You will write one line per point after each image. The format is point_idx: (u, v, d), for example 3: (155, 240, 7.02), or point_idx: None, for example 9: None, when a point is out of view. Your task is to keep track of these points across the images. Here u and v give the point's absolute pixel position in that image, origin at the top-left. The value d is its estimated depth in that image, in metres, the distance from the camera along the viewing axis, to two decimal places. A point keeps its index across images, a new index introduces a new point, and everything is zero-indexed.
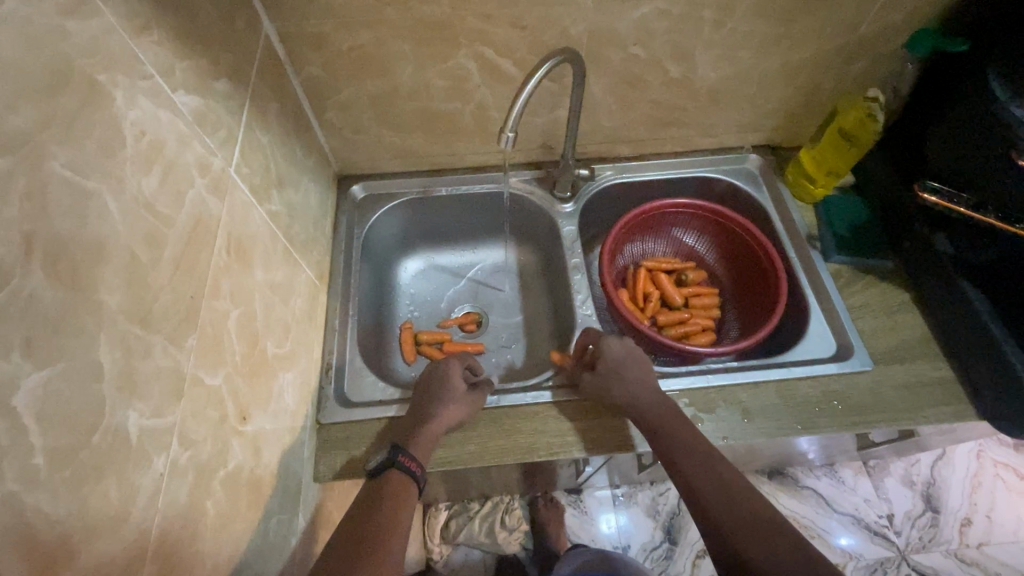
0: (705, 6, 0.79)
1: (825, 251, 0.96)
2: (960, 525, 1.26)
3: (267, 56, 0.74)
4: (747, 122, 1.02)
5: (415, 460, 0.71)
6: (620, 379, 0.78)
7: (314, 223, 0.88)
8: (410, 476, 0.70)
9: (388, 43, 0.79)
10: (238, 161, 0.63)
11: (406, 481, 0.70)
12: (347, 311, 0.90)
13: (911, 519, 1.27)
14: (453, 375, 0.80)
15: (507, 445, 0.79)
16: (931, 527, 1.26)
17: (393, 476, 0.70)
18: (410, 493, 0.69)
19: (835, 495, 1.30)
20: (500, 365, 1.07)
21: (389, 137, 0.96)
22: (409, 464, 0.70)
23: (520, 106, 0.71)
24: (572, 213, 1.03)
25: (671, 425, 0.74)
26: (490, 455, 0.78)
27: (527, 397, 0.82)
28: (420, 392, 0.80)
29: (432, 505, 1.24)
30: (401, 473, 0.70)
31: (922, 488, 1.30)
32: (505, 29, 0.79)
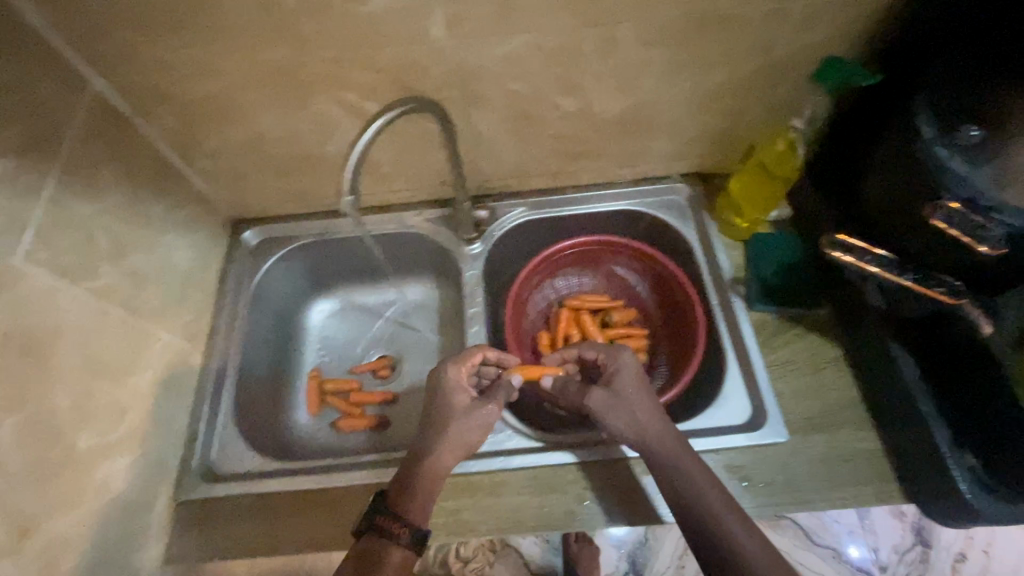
0: (580, 38, 0.69)
1: (748, 298, 0.86)
2: (953, 560, 1.02)
3: (95, 114, 0.69)
4: (667, 152, 0.92)
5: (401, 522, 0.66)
6: (624, 415, 0.71)
7: (183, 280, 0.83)
8: (398, 539, 0.65)
9: (236, 92, 0.73)
10: (31, 245, 0.58)
11: (394, 544, 0.64)
12: (226, 370, 0.86)
13: (898, 554, 1.02)
14: (456, 391, 0.74)
15: (473, 521, 0.73)
16: (921, 563, 1.01)
17: (377, 541, 0.65)
18: (402, 556, 0.65)
19: (818, 527, 1.01)
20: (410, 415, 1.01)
21: (273, 182, 0.90)
22: (394, 528, 0.65)
23: (354, 163, 0.65)
24: (478, 255, 0.95)
25: (655, 461, 0.68)
26: (460, 528, 0.73)
27: (498, 461, 0.76)
28: (428, 411, 0.75)
29: None
30: (388, 536, 0.65)
31: (913, 520, 1.04)
32: (358, 72, 0.71)
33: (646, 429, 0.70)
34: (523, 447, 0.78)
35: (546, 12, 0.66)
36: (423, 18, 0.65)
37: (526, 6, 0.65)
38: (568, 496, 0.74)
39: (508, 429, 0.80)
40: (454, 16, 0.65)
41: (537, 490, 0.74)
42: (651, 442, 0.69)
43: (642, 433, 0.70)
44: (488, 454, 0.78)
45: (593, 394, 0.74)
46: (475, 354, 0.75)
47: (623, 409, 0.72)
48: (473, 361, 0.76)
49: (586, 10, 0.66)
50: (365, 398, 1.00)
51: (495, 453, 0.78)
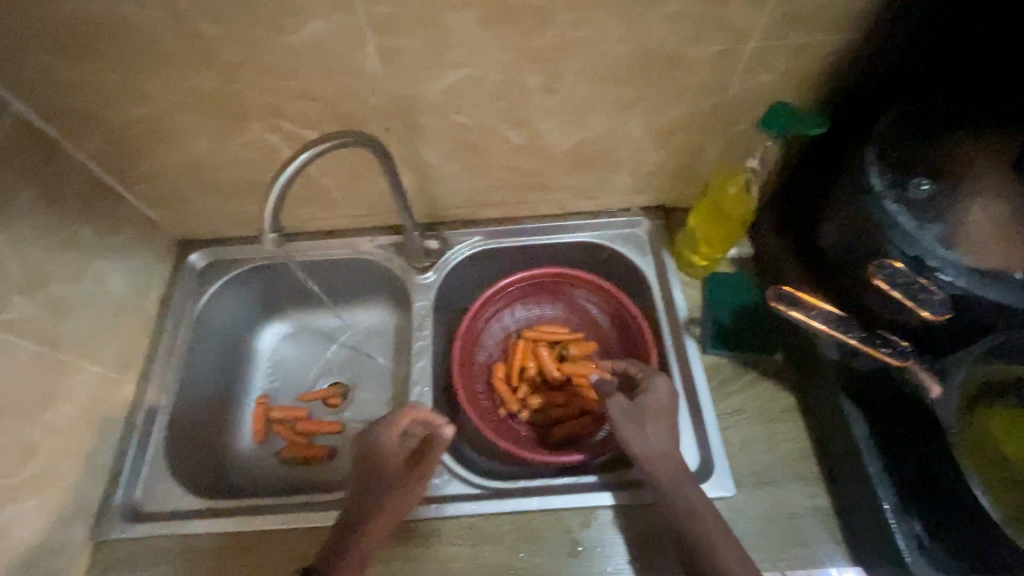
0: (523, 72, 0.67)
1: (702, 340, 0.83)
2: None
3: (16, 137, 0.66)
4: (626, 185, 0.89)
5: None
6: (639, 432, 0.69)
7: (116, 306, 0.80)
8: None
9: (167, 118, 0.70)
10: None
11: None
12: (160, 400, 0.82)
13: None
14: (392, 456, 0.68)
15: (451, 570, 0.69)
16: None
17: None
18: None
19: None
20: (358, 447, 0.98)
21: (218, 205, 0.88)
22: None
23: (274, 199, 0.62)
24: (430, 285, 0.92)
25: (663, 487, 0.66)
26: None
27: (469, 505, 0.73)
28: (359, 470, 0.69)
29: None
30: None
31: None
32: (293, 100, 0.68)
33: (656, 450, 0.68)
34: (460, 494, 0.75)
35: (484, 46, 0.63)
36: (356, 49, 0.63)
37: (462, 40, 0.63)
38: (503, 548, 0.70)
39: (448, 473, 0.77)
40: (387, 49, 0.63)
41: (471, 539, 0.71)
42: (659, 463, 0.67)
43: (650, 454, 0.68)
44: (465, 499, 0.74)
45: (613, 404, 0.71)
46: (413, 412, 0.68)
47: (636, 426, 0.69)
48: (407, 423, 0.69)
49: (526, 45, 0.64)
50: (312, 428, 0.97)
51: (434, 497, 0.75)
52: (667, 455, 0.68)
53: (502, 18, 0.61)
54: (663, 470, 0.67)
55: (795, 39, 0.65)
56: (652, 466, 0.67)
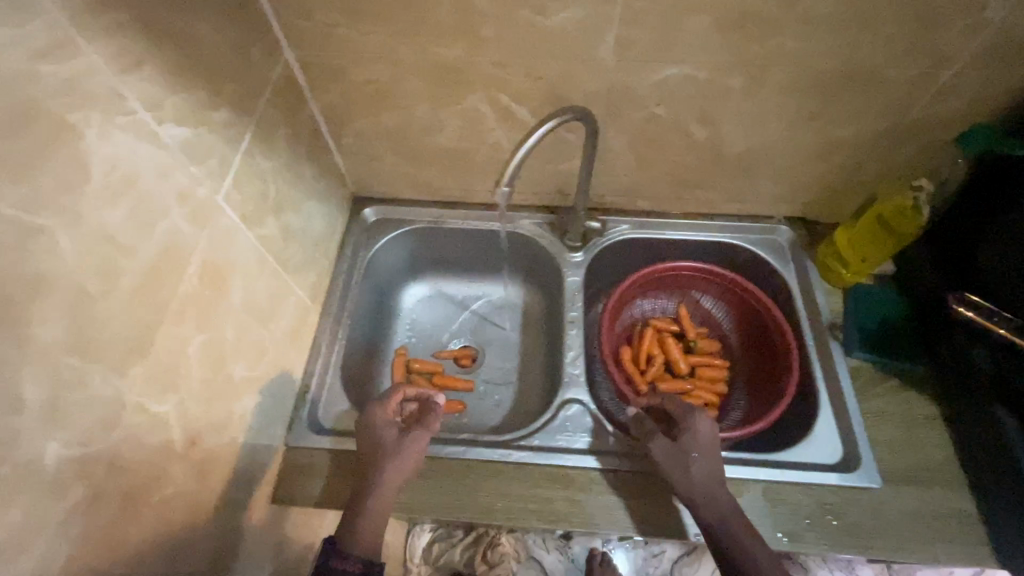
0: (735, 74, 0.74)
1: (846, 343, 0.88)
2: None
3: (283, 83, 0.75)
4: (779, 192, 0.95)
5: (349, 560, 0.65)
6: (687, 472, 0.71)
7: (317, 245, 0.89)
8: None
9: (402, 81, 0.79)
10: (231, 189, 0.64)
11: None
12: (337, 333, 0.91)
13: None
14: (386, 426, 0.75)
15: (604, 516, 0.75)
16: None
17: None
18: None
19: None
20: (488, 406, 1.05)
21: (404, 166, 0.96)
22: (344, 566, 0.65)
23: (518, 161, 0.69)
24: (580, 264, 0.99)
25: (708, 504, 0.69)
26: (592, 521, 0.75)
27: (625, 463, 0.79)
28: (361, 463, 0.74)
29: (418, 524, 1.18)
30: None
31: None
32: (521, 78, 0.77)
33: (702, 485, 0.70)
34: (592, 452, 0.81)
35: (712, 46, 0.70)
36: (597, 36, 0.70)
37: (694, 39, 0.70)
38: (658, 504, 0.76)
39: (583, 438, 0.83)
40: (625, 39, 0.70)
41: (627, 493, 0.77)
42: (707, 498, 0.69)
43: (698, 488, 0.70)
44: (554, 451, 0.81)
45: (657, 444, 0.74)
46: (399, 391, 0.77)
47: (681, 465, 0.72)
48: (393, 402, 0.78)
49: (748, 50, 0.70)
50: (449, 382, 1.04)
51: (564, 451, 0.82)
52: (710, 490, 0.70)
53: (737, 24, 0.67)
54: (708, 501, 0.69)
55: (992, 71, 0.71)
56: (696, 500, 0.69)
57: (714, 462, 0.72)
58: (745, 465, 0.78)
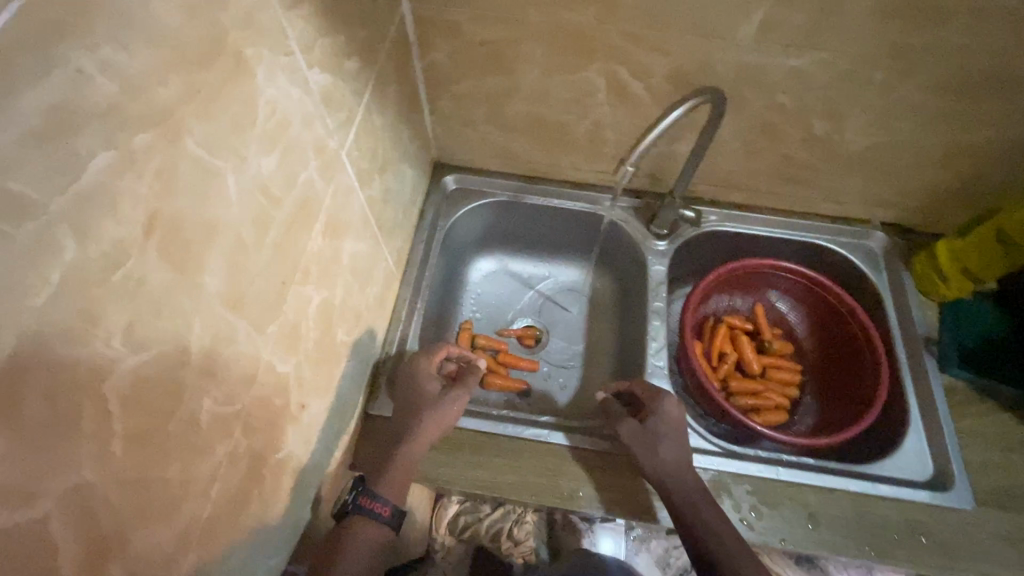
0: (879, 67, 0.69)
1: (941, 359, 0.85)
2: None
3: (398, 36, 0.71)
4: (883, 196, 0.91)
5: (380, 502, 0.66)
6: (655, 452, 0.71)
7: (405, 209, 0.86)
8: (379, 520, 0.65)
9: (519, 44, 0.74)
10: (352, 144, 0.61)
11: (376, 522, 0.65)
12: (416, 303, 0.89)
13: None
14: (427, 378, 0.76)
15: None
16: None
17: (361, 520, 0.65)
18: (380, 533, 0.65)
19: None
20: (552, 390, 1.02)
21: (495, 135, 0.92)
22: (374, 507, 0.66)
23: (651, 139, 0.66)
24: (664, 253, 0.96)
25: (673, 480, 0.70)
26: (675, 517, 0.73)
27: (711, 462, 0.77)
28: (400, 406, 0.76)
29: (445, 494, 1.05)
30: (369, 517, 0.65)
31: None
32: (648, 51, 0.72)
33: (671, 465, 0.70)
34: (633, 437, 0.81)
35: (865, 34, 0.66)
36: (743, 14, 0.66)
37: (847, 26, 0.65)
38: (745, 507, 0.74)
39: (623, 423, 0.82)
40: (773, 19, 0.65)
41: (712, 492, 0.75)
42: (674, 477, 0.69)
43: (664, 468, 0.70)
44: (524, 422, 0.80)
45: (624, 425, 0.75)
46: (444, 348, 0.79)
47: (649, 444, 0.72)
48: (438, 357, 0.79)
49: (901, 42, 0.66)
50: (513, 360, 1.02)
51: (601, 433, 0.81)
52: (679, 471, 0.70)
53: (900, 12, 0.63)
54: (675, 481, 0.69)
55: None
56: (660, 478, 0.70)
57: (681, 443, 0.72)
58: (840, 480, 0.76)
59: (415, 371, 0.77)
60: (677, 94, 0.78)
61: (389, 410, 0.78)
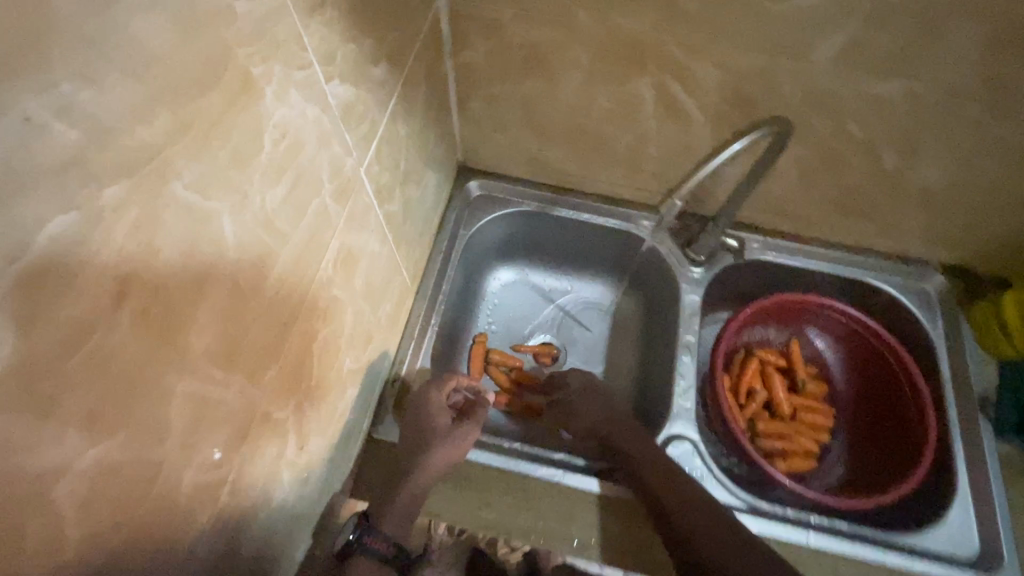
0: (974, 102, 0.61)
1: (998, 424, 0.78)
2: None
3: (430, 33, 0.64)
4: (948, 237, 0.83)
5: (381, 539, 0.61)
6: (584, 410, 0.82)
7: (426, 218, 0.80)
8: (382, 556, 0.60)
9: (564, 49, 0.67)
10: (372, 158, 0.54)
11: (379, 559, 0.61)
12: (430, 318, 0.83)
13: None
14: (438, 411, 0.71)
15: None
16: None
17: (363, 559, 0.60)
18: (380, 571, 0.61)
19: None
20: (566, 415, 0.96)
21: (527, 142, 0.85)
22: (376, 545, 0.61)
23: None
24: (699, 280, 0.89)
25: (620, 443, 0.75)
26: None
27: None
28: (405, 433, 0.72)
29: None
30: (370, 556, 0.60)
31: None
32: (708, 68, 0.64)
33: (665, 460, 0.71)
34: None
35: (965, 66, 0.57)
36: (824, 34, 0.57)
37: (945, 55, 0.56)
38: None
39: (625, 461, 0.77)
40: (860, 42, 0.57)
41: None
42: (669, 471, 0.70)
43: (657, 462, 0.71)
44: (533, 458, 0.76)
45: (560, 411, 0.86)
46: (455, 379, 0.75)
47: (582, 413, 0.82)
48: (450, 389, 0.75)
49: (1007, 77, 0.57)
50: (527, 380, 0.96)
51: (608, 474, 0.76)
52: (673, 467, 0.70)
53: (1013, 44, 0.54)
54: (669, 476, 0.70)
55: None
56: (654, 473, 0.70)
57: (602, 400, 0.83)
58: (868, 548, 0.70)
59: (426, 402, 0.73)
60: (735, 115, 0.70)
61: (395, 437, 0.73)
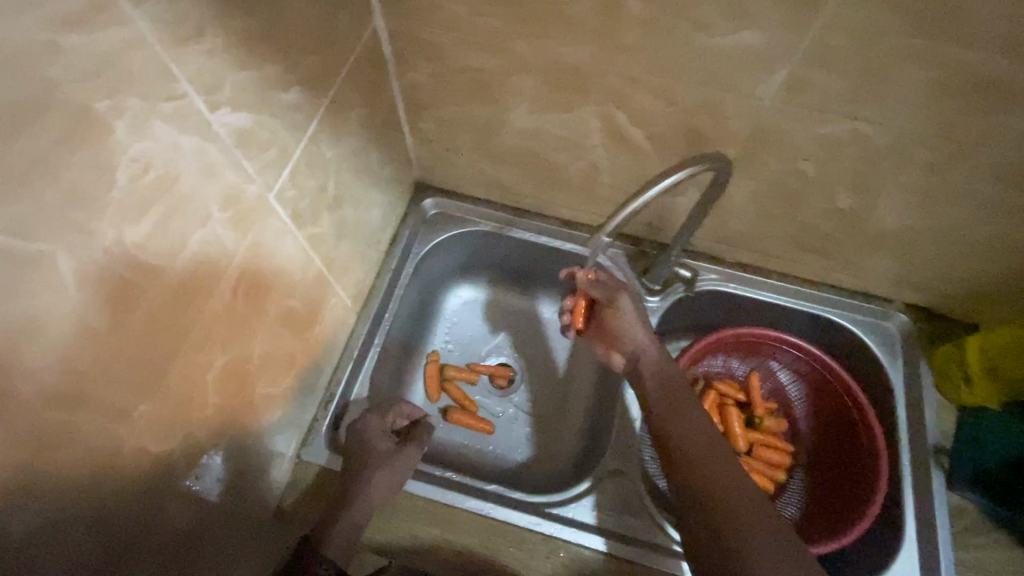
0: (923, 146, 0.58)
1: (951, 475, 0.75)
2: None
3: (366, 54, 0.63)
4: (911, 278, 0.80)
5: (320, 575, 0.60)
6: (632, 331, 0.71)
7: (370, 237, 0.78)
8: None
9: (507, 75, 0.65)
10: (285, 183, 0.53)
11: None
12: (373, 338, 0.81)
13: None
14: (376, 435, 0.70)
15: None
16: None
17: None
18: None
19: None
20: (512, 448, 0.87)
21: (480, 163, 0.84)
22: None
23: (633, 210, 0.59)
24: (654, 310, 0.86)
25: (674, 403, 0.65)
26: None
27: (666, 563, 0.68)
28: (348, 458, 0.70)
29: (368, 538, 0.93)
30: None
31: None
32: (649, 98, 0.62)
33: (672, 388, 0.67)
34: (588, 526, 0.71)
35: (910, 109, 0.55)
36: (765, 71, 0.55)
37: (890, 98, 0.54)
38: None
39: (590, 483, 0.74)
40: (799, 81, 0.55)
41: None
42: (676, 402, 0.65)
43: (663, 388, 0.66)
44: (466, 489, 0.73)
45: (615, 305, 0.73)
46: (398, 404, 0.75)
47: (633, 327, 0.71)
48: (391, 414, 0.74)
49: (956, 122, 0.55)
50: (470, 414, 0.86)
51: (558, 515, 0.72)
52: (681, 396, 0.66)
53: (959, 89, 0.51)
54: (674, 405, 0.65)
55: None
56: (659, 402, 0.66)
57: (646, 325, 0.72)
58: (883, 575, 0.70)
59: (367, 428, 0.72)
60: (682, 147, 0.68)
61: (338, 465, 0.71)
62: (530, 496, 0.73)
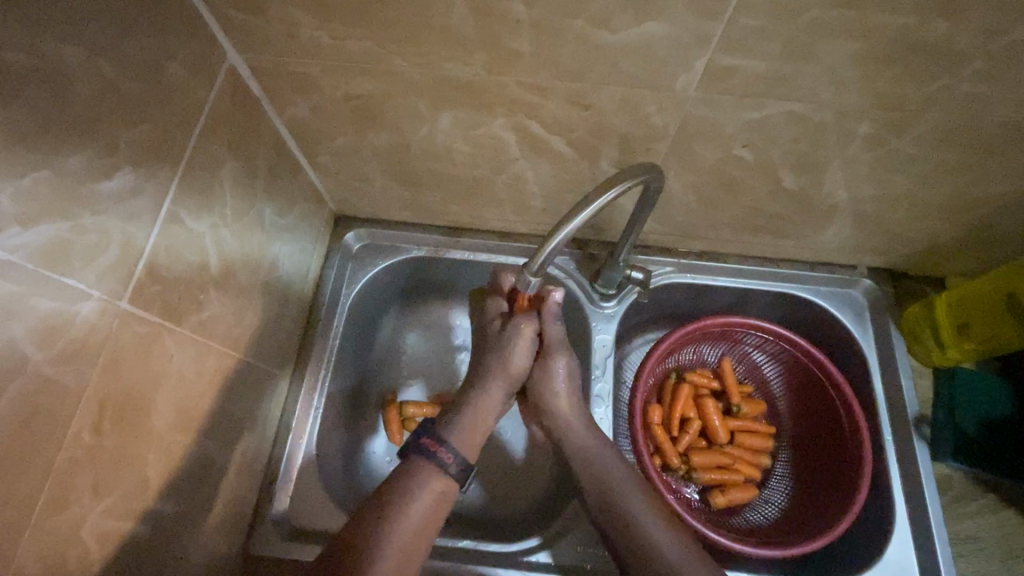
0: (867, 118, 0.52)
1: (935, 445, 0.72)
2: None
3: (227, 99, 0.53)
4: (871, 245, 0.76)
5: (449, 450, 0.56)
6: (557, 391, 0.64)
7: (283, 295, 0.70)
8: (442, 470, 0.55)
9: (396, 98, 0.56)
10: (141, 281, 0.44)
11: (436, 474, 0.55)
12: (310, 401, 0.72)
13: None
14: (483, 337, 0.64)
15: None
16: None
17: (421, 467, 0.55)
18: (445, 488, 0.55)
19: None
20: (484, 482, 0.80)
21: (398, 190, 0.75)
22: (442, 456, 0.56)
23: (558, 244, 0.52)
24: (611, 316, 0.80)
25: (585, 447, 0.63)
26: None
27: None
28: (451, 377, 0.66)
29: None
30: (431, 463, 0.55)
31: None
32: (561, 104, 0.54)
33: (612, 477, 0.61)
34: (570, 568, 0.66)
35: (846, 83, 0.48)
36: (682, 61, 0.48)
37: (823, 71, 0.47)
38: None
39: (538, 540, 0.68)
40: (722, 68, 0.48)
41: None
42: (617, 496, 0.60)
43: (603, 483, 0.61)
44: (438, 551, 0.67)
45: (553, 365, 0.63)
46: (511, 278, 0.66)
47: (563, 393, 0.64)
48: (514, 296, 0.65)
49: (896, 92, 0.49)
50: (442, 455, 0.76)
51: (538, 563, 0.67)
52: (623, 483, 0.60)
53: (895, 57, 0.45)
54: (616, 501, 0.60)
55: None
56: (601, 498, 0.61)
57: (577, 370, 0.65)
58: (879, 555, 0.69)
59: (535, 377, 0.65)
60: (609, 150, 0.60)
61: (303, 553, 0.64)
62: (505, 544, 0.68)
